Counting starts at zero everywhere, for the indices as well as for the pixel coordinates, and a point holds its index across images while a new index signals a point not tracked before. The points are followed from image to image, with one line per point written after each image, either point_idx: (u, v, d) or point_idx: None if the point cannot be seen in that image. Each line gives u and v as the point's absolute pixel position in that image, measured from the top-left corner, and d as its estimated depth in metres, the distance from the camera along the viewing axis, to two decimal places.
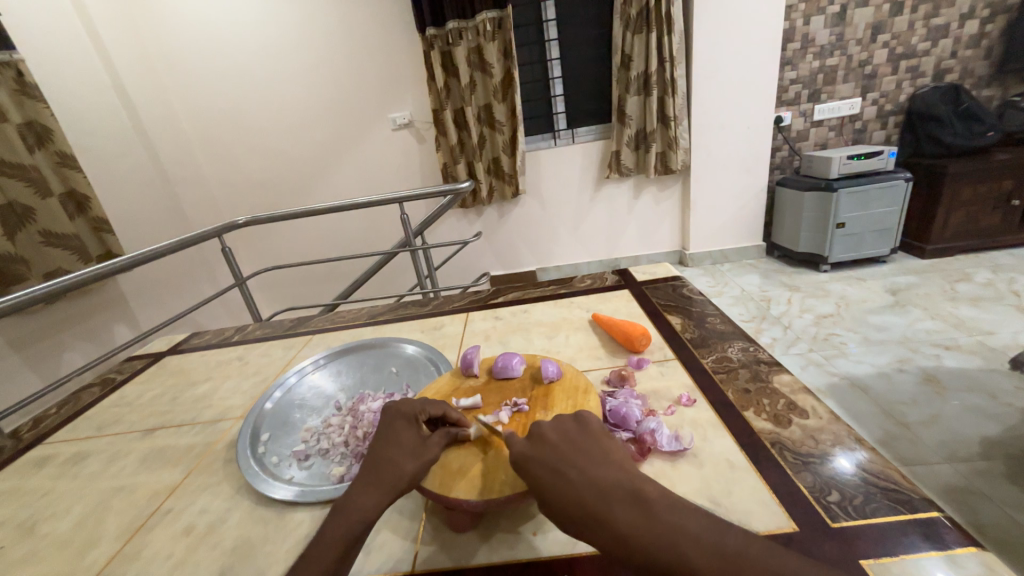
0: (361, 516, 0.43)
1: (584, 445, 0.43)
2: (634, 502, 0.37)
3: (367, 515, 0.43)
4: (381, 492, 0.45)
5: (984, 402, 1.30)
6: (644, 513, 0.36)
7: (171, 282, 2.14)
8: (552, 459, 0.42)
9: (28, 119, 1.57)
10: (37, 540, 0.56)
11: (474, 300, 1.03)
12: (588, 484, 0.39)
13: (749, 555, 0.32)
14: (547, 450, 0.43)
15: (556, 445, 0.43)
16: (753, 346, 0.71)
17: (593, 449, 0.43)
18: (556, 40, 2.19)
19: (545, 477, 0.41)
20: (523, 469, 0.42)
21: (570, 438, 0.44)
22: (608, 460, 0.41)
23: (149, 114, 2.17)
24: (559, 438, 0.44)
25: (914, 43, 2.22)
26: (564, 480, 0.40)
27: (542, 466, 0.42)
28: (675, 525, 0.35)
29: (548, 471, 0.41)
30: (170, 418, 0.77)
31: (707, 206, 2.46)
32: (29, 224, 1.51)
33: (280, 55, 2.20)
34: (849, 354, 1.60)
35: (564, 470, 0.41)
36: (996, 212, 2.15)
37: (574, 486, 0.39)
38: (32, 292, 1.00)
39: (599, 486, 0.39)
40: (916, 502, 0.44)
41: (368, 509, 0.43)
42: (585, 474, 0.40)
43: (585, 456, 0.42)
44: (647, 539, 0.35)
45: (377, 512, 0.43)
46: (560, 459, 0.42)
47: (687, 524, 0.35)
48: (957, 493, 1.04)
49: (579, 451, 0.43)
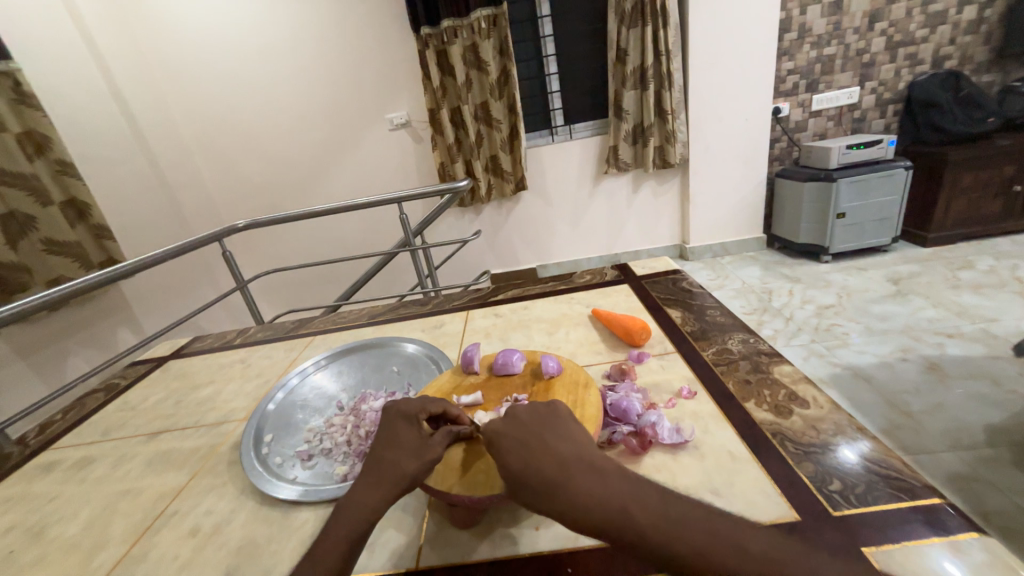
0: (364, 516, 0.43)
1: (550, 423, 0.44)
2: (594, 472, 0.38)
3: (370, 514, 0.43)
4: (384, 490, 0.45)
5: (988, 389, 1.29)
6: (606, 482, 0.37)
7: (173, 287, 2.15)
8: (520, 433, 0.42)
9: (28, 128, 1.57)
10: (47, 543, 0.57)
11: (474, 298, 1.03)
12: (554, 455, 0.40)
13: (694, 523, 0.34)
14: (514, 424, 0.44)
15: (525, 422, 0.44)
16: (753, 338, 0.71)
17: (557, 425, 0.44)
18: (551, 36, 2.18)
19: (511, 448, 0.41)
20: (490, 442, 0.43)
21: (537, 416, 0.45)
22: (573, 438, 0.42)
23: (148, 120, 2.18)
24: (528, 414, 0.45)
25: (912, 30, 2.20)
26: (530, 452, 0.41)
27: (509, 440, 0.42)
28: (631, 495, 0.36)
29: (517, 445, 0.41)
30: (174, 421, 0.78)
31: (706, 200, 2.45)
32: (31, 231, 1.51)
33: (276, 57, 2.20)
34: (851, 344, 1.60)
35: (531, 444, 0.41)
36: (998, 198, 2.14)
37: (541, 457, 0.40)
38: (33, 299, 0.99)
39: (562, 458, 0.40)
40: (918, 489, 0.44)
41: (371, 509, 0.43)
42: (551, 447, 0.41)
43: (552, 432, 0.43)
44: (604, 507, 0.36)
45: (380, 512, 0.43)
46: (527, 434, 0.42)
47: (642, 495, 0.36)
48: (961, 481, 1.04)
49: (546, 428, 0.43)
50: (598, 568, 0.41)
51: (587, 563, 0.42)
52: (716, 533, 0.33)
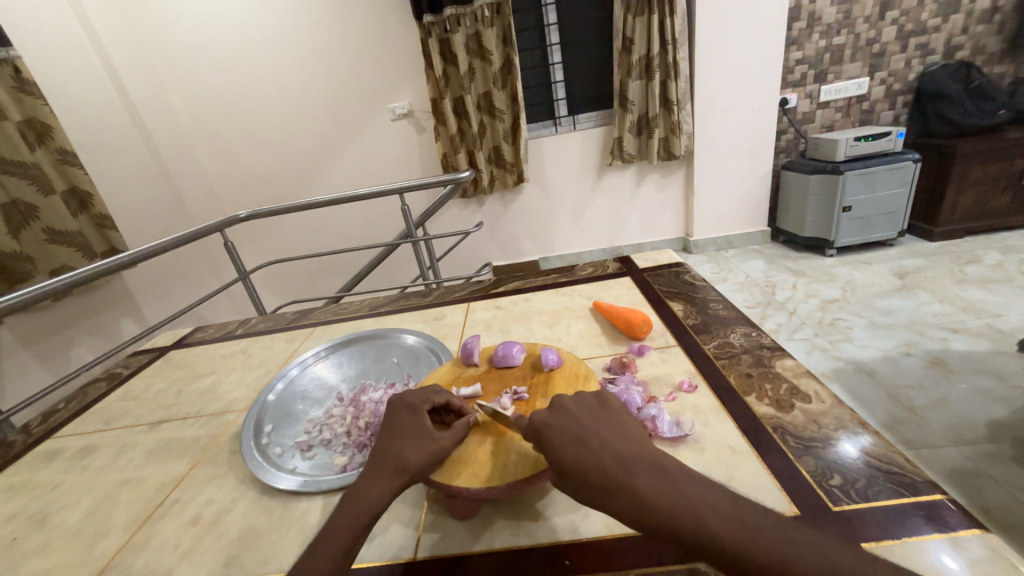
0: (369, 506, 0.43)
1: (604, 418, 0.43)
2: (653, 469, 0.37)
3: (374, 504, 0.43)
4: (389, 480, 0.44)
5: (992, 384, 1.29)
6: (663, 479, 0.36)
7: (176, 277, 2.16)
8: (571, 425, 0.42)
9: (28, 116, 1.56)
10: (49, 530, 0.58)
11: (475, 290, 1.03)
12: (607, 450, 0.39)
13: (760, 523, 0.32)
14: (566, 419, 0.43)
15: (576, 416, 0.43)
16: (756, 331, 0.70)
17: (612, 420, 0.43)
18: (555, 25, 2.14)
19: (567, 443, 0.40)
20: (543, 436, 0.42)
21: (591, 410, 0.44)
22: (627, 434, 0.41)
23: (148, 109, 2.17)
24: (580, 408, 0.44)
25: (923, 19, 2.16)
26: (586, 446, 0.40)
27: (564, 434, 0.41)
28: (692, 492, 0.35)
29: (568, 438, 0.41)
30: (175, 411, 0.78)
31: (710, 192, 2.43)
32: (33, 221, 1.51)
33: (277, 46, 2.18)
34: (855, 339, 1.59)
35: (584, 437, 0.40)
36: (1007, 192, 2.11)
37: (593, 452, 0.39)
38: (36, 288, 0.99)
39: (618, 453, 0.39)
40: (920, 484, 0.43)
41: (376, 499, 0.43)
42: (605, 442, 0.40)
43: (607, 428, 0.42)
44: (663, 503, 0.35)
45: (385, 502, 0.43)
46: (583, 428, 0.41)
47: (703, 491, 0.35)
48: (963, 476, 1.03)
49: (598, 423, 0.42)
50: (597, 561, 0.41)
51: (586, 555, 0.42)
52: (783, 533, 0.31)
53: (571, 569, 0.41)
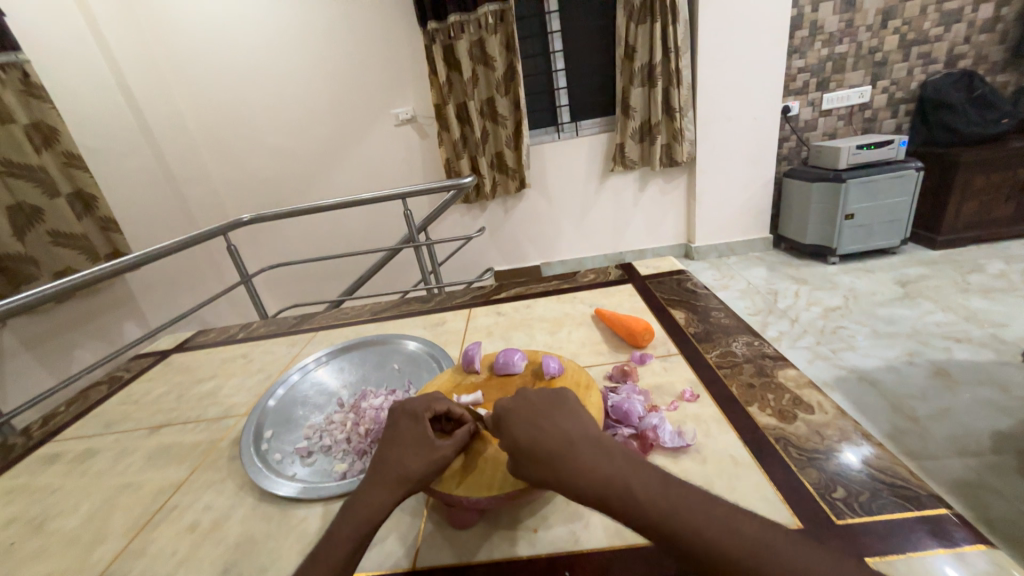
0: (369, 516, 0.43)
1: (558, 402, 0.45)
2: (597, 448, 0.39)
3: (374, 515, 0.43)
4: (389, 490, 0.44)
5: (996, 395, 1.28)
6: (606, 455, 0.38)
7: (178, 280, 2.17)
8: (528, 409, 0.43)
9: (35, 120, 1.58)
10: (47, 535, 0.57)
11: (477, 296, 1.03)
12: (559, 432, 0.41)
13: (686, 500, 0.35)
14: (523, 403, 0.44)
15: (532, 400, 0.45)
16: (758, 341, 0.70)
17: (565, 403, 0.44)
18: (558, 32, 2.16)
19: (522, 424, 0.42)
20: (501, 418, 0.43)
21: (546, 395, 0.46)
22: (577, 415, 0.43)
23: (154, 113, 2.19)
24: (536, 394, 0.46)
25: (926, 28, 2.16)
26: (539, 426, 0.41)
27: (519, 416, 0.43)
28: (629, 469, 0.37)
29: (523, 420, 0.42)
30: (175, 415, 0.78)
31: (713, 199, 2.43)
32: (38, 223, 1.52)
33: (283, 51, 2.20)
34: (857, 347, 1.58)
35: (538, 419, 0.42)
36: (1010, 201, 2.10)
37: (545, 432, 0.41)
38: (39, 292, 0.99)
39: (568, 434, 0.40)
40: (924, 498, 0.43)
41: (376, 510, 0.43)
42: (558, 424, 0.41)
43: (559, 410, 0.43)
44: (602, 479, 0.37)
45: (384, 512, 0.43)
46: (536, 411, 0.43)
47: (641, 470, 0.37)
48: (967, 488, 1.02)
49: (551, 405, 0.44)
50: (597, 574, 0.41)
51: (586, 567, 0.41)
52: (703, 505, 0.35)
53: None
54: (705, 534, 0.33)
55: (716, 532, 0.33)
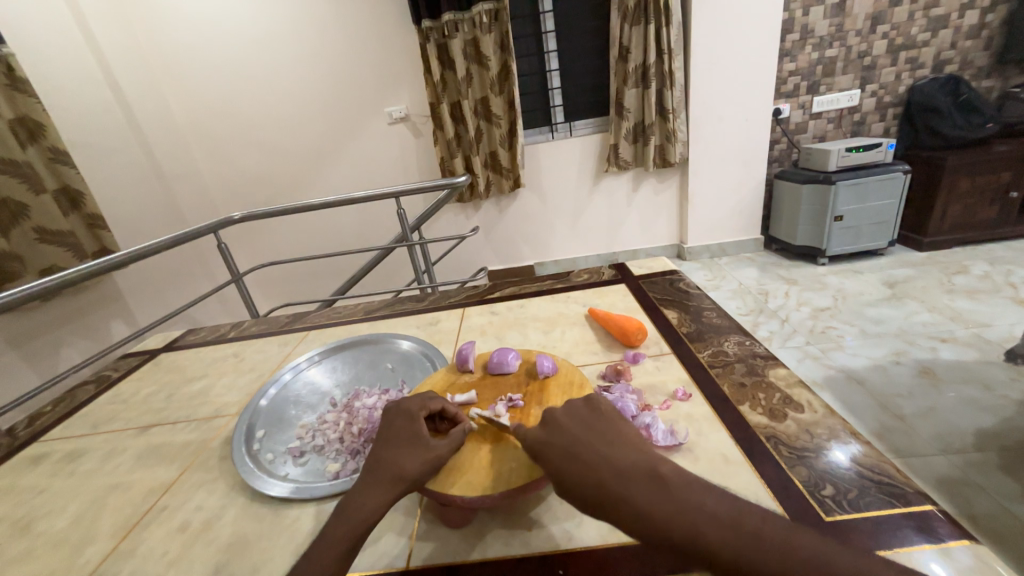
0: (364, 515, 0.42)
1: (598, 428, 0.43)
2: (648, 478, 0.37)
3: (370, 514, 0.42)
4: (385, 489, 0.44)
5: (980, 393, 1.30)
6: (657, 487, 0.36)
7: (168, 278, 2.14)
8: (566, 441, 0.42)
9: (20, 115, 1.55)
10: (33, 537, 0.56)
11: (471, 295, 1.03)
12: (603, 464, 0.39)
13: (757, 530, 0.32)
14: (561, 435, 0.43)
15: (570, 430, 0.43)
16: (749, 340, 0.70)
17: (605, 431, 0.43)
18: (553, 32, 2.16)
19: (562, 459, 0.40)
20: (539, 453, 0.42)
21: (583, 421, 0.44)
22: (620, 442, 0.41)
23: (143, 109, 2.15)
24: (574, 424, 0.44)
25: (913, 34, 2.20)
26: (581, 458, 0.40)
27: (559, 450, 0.41)
28: (685, 498, 0.35)
29: (563, 453, 0.41)
30: (164, 415, 0.77)
31: (705, 200, 2.45)
32: (23, 220, 1.49)
33: (275, 47, 2.18)
34: (846, 347, 1.61)
35: (579, 452, 0.40)
36: (994, 204, 2.15)
37: (588, 467, 0.39)
38: (24, 289, 0.97)
39: (613, 467, 0.38)
40: (910, 495, 0.44)
41: (371, 509, 0.43)
42: (600, 456, 0.39)
43: (600, 439, 0.42)
44: (656, 511, 0.34)
45: (379, 511, 0.43)
46: (576, 441, 0.42)
47: (702, 498, 0.34)
48: (951, 485, 1.04)
49: (591, 433, 0.42)
50: (591, 571, 0.41)
51: (580, 565, 0.42)
52: (783, 536, 0.31)
53: None
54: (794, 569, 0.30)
55: (807, 569, 0.30)
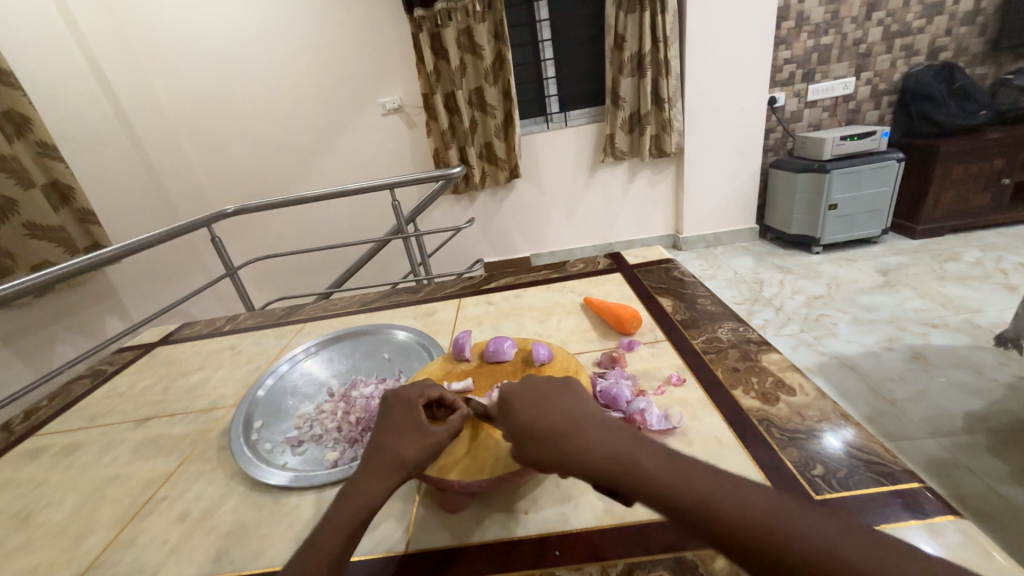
0: (366, 502, 0.43)
1: (566, 387, 0.45)
2: (603, 427, 0.38)
3: (372, 500, 0.43)
4: (387, 476, 0.44)
5: (970, 377, 1.32)
6: (610, 433, 0.38)
7: (162, 273, 2.12)
8: (532, 392, 0.44)
9: (6, 107, 1.52)
10: (33, 528, 0.57)
11: (466, 286, 1.03)
12: (564, 411, 0.40)
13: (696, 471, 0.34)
14: (529, 387, 0.44)
15: (538, 384, 0.45)
16: (743, 326, 0.71)
17: (572, 389, 0.44)
18: (547, 20, 2.14)
19: (525, 405, 0.42)
20: (506, 399, 0.44)
21: (551, 381, 0.45)
22: (583, 399, 0.43)
23: (131, 101, 2.12)
24: (544, 380, 0.46)
25: (909, 21, 2.19)
26: (544, 407, 0.41)
27: (524, 399, 0.43)
28: (634, 446, 0.36)
29: (527, 401, 0.43)
30: (162, 408, 0.77)
31: (701, 189, 2.45)
32: (13, 215, 1.47)
33: (266, 38, 2.14)
34: (839, 334, 1.62)
35: (543, 401, 0.42)
36: (987, 191, 2.16)
37: (549, 412, 0.41)
38: (18, 284, 0.96)
39: (574, 414, 0.40)
40: (898, 473, 0.45)
41: (374, 495, 0.43)
42: (562, 406, 0.41)
43: (566, 394, 0.43)
44: (606, 451, 0.36)
45: (382, 497, 0.43)
46: (541, 394, 0.43)
47: (648, 446, 0.36)
48: (940, 466, 1.07)
49: (557, 389, 0.44)
50: (585, 552, 0.42)
51: (575, 546, 0.43)
52: (717, 479, 0.33)
53: (560, 560, 0.42)
54: (715, 506, 0.31)
55: (728, 506, 0.31)
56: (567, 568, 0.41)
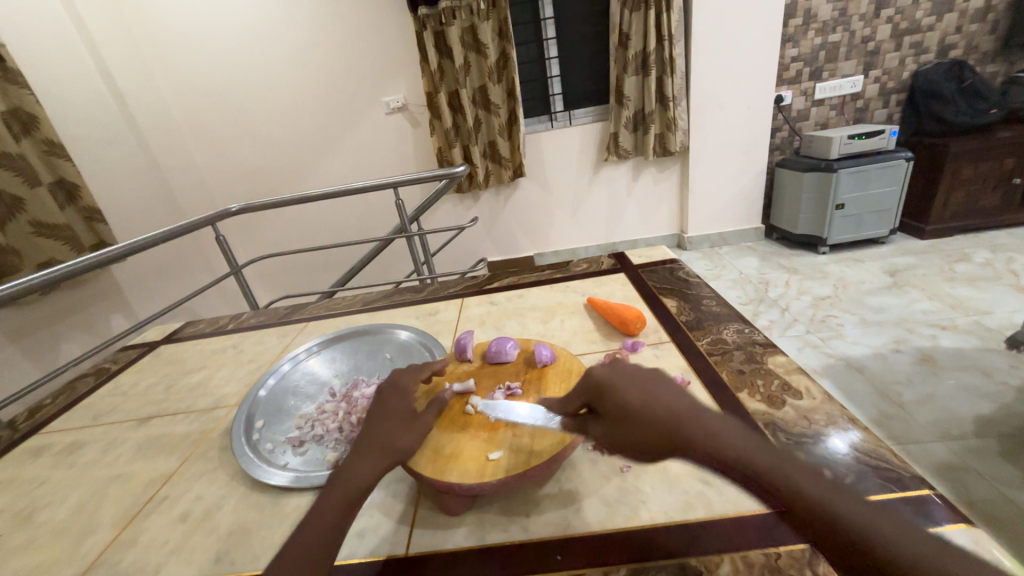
0: (358, 483, 0.43)
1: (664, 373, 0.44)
2: (722, 420, 0.38)
3: (364, 482, 0.43)
4: (379, 459, 0.45)
5: (979, 380, 1.31)
6: (731, 428, 0.38)
7: (167, 271, 2.14)
8: (635, 376, 0.43)
9: (13, 106, 1.53)
10: (35, 527, 0.57)
11: (469, 286, 1.02)
12: (675, 398, 0.40)
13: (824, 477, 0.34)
14: (630, 373, 0.44)
15: (637, 370, 0.44)
16: (749, 328, 0.70)
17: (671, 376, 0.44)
18: (551, 19, 2.13)
19: (630, 390, 0.42)
20: (606, 385, 0.44)
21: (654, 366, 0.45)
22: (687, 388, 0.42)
23: (137, 100, 2.13)
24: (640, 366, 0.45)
25: (918, 18, 2.17)
26: (652, 393, 0.41)
27: (629, 383, 0.43)
28: (761, 442, 0.37)
29: (633, 386, 0.42)
30: (164, 407, 0.77)
31: (706, 188, 2.43)
32: (20, 213, 1.48)
33: (270, 36, 2.14)
34: (846, 336, 1.61)
35: (649, 386, 0.42)
36: (997, 191, 2.13)
37: (658, 399, 0.40)
38: (25, 281, 0.97)
39: (685, 402, 0.40)
40: (908, 479, 0.44)
41: (366, 477, 0.43)
42: (672, 393, 0.41)
43: (670, 380, 0.43)
44: (731, 446, 0.36)
45: (374, 479, 0.44)
46: (651, 378, 0.43)
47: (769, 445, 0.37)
48: (949, 471, 1.05)
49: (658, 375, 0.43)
50: (588, 556, 0.41)
51: (577, 550, 0.42)
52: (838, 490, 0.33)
53: (562, 564, 0.41)
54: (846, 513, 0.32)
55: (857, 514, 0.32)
56: (569, 573, 0.40)
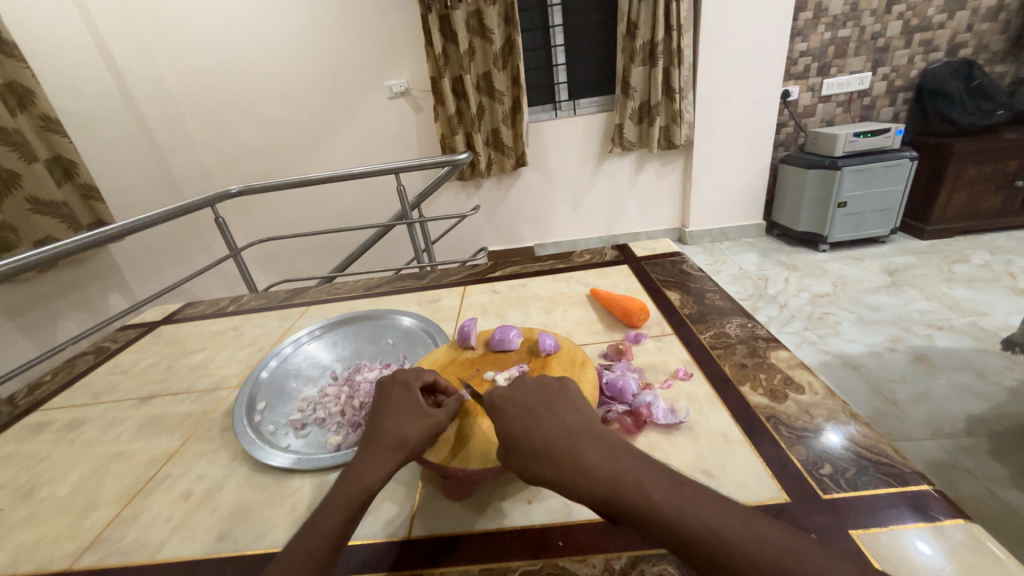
0: (365, 483, 0.42)
1: (561, 397, 0.44)
2: (603, 445, 0.38)
3: (372, 482, 0.42)
4: (385, 458, 0.44)
5: (972, 380, 1.32)
6: (609, 451, 0.37)
7: (164, 252, 2.12)
8: (525, 402, 0.43)
9: (9, 80, 1.50)
10: (36, 503, 0.57)
11: (472, 274, 1.02)
12: (559, 425, 0.40)
13: (696, 496, 0.33)
14: (523, 395, 0.44)
15: (531, 394, 0.44)
16: (751, 323, 0.70)
17: (566, 399, 0.44)
18: (559, 6, 2.09)
19: (519, 416, 0.42)
20: (496, 406, 0.44)
21: (549, 387, 0.45)
22: (580, 412, 0.42)
23: (135, 78, 2.09)
24: (538, 388, 0.45)
25: (929, 15, 2.14)
26: (538, 418, 0.41)
27: (517, 408, 0.43)
28: (636, 463, 0.36)
29: (521, 412, 0.42)
30: (165, 386, 0.77)
31: (709, 183, 2.42)
32: (15, 190, 1.46)
33: (271, 14, 2.10)
34: (843, 333, 1.61)
35: (538, 411, 0.42)
36: (999, 192, 2.13)
37: (541, 424, 0.40)
38: (23, 258, 0.95)
39: (570, 428, 0.40)
40: (908, 475, 0.44)
41: (371, 479, 0.42)
42: (558, 420, 0.41)
43: (560, 406, 0.43)
44: (610, 473, 0.35)
45: (382, 479, 0.42)
46: (538, 403, 0.43)
47: (648, 466, 0.36)
48: (939, 468, 1.07)
49: (553, 400, 0.43)
50: (589, 544, 0.42)
51: (580, 536, 0.42)
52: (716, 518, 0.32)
53: (563, 551, 0.41)
54: (721, 534, 0.31)
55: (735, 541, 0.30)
56: (572, 559, 0.41)
